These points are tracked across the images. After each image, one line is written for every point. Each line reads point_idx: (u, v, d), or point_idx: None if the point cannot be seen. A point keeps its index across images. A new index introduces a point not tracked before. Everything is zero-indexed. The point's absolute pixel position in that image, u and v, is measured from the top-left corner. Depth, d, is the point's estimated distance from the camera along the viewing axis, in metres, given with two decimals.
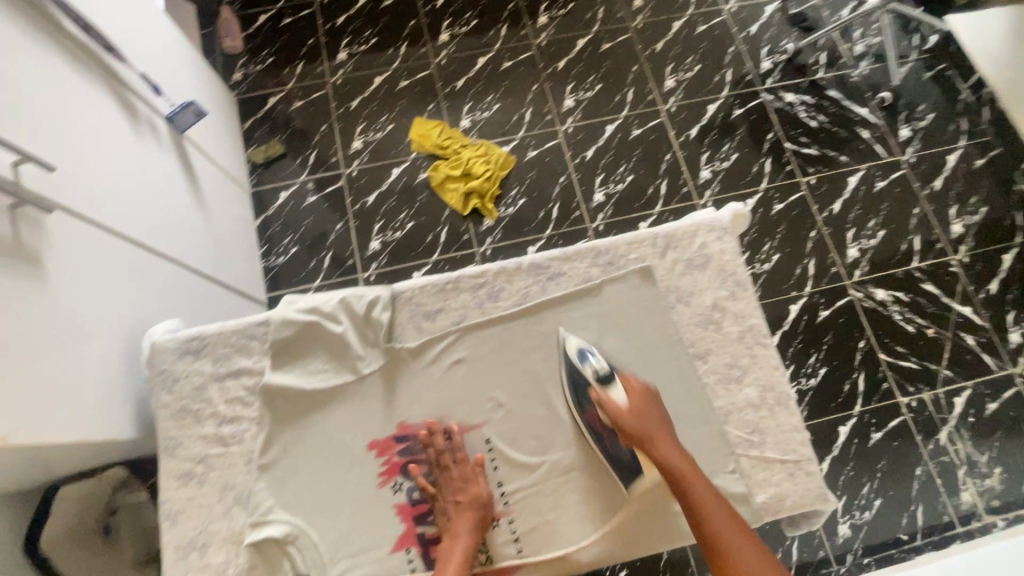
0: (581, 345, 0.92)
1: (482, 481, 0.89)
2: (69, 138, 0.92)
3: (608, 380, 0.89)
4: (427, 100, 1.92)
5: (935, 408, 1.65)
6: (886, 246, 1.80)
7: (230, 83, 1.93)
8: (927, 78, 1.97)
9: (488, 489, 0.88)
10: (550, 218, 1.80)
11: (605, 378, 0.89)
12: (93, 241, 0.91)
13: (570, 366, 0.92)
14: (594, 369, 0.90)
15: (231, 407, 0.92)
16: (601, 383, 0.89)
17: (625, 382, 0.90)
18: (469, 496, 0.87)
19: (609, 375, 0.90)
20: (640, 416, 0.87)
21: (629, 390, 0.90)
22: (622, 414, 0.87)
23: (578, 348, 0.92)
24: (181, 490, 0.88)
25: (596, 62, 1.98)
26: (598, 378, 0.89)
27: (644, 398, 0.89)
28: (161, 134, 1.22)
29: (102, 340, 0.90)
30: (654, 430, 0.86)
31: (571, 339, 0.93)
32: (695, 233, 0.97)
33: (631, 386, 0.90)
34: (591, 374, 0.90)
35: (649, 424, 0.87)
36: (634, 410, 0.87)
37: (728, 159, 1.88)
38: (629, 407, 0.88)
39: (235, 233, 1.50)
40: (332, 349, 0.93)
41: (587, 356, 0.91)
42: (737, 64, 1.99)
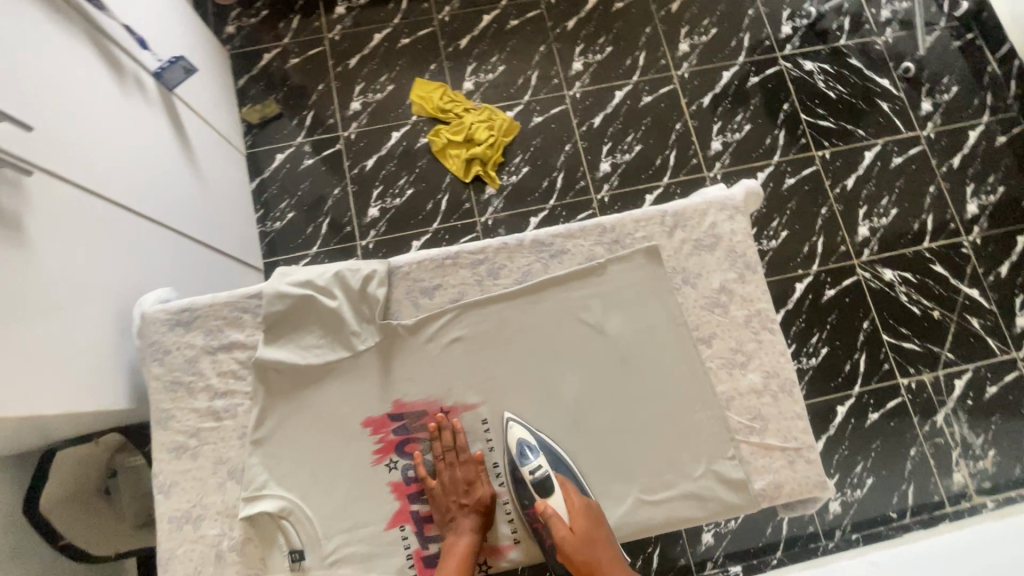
0: (521, 440, 0.88)
1: (484, 482, 0.89)
2: (50, 97, 0.88)
3: (548, 488, 0.87)
4: (429, 59, 1.83)
5: (935, 390, 1.64)
6: (898, 225, 1.75)
7: (223, 37, 1.85)
8: (955, 48, 1.87)
9: (490, 491, 0.89)
10: (554, 188, 1.75)
11: (544, 486, 0.87)
12: (78, 207, 0.88)
13: (515, 465, 0.88)
14: (533, 472, 0.87)
15: (224, 381, 0.90)
16: (542, 491, 0.87)
17: (568, 496, 0.87)
18: (472, 498, 0.88)
19: (547, 482, 0.87)
20: (586, 543, 0.85)
21: (572, 507, 0.86)
22: (567, 539, 0.85)
23: (519, 445, 0.88)
24: (175, 463, 0.88)
25: (608, 22, 1.88)
26: (537, 482, 0.87)
27: (591, 519, 0.86)
28: (149, 92, 1.16)
29: (91, 309, 0.88)
30: (599, 553, 0.86)
31: (513, 426, 0.89)
32: (706, 212, 0.93)
33: (574, 502, 0.86)
34: (533, 480, 0.87)
35: (593, 548, 0.86)
36: (580, 535, 0.85)
37: (741, 131, 1.81)
38: (575, 535, 0.85)
39: (230, 196, 1.46)
40: (326, 324, 0.90)
41: (528, 456, 0.87)
42: (756, 28, 1.89)
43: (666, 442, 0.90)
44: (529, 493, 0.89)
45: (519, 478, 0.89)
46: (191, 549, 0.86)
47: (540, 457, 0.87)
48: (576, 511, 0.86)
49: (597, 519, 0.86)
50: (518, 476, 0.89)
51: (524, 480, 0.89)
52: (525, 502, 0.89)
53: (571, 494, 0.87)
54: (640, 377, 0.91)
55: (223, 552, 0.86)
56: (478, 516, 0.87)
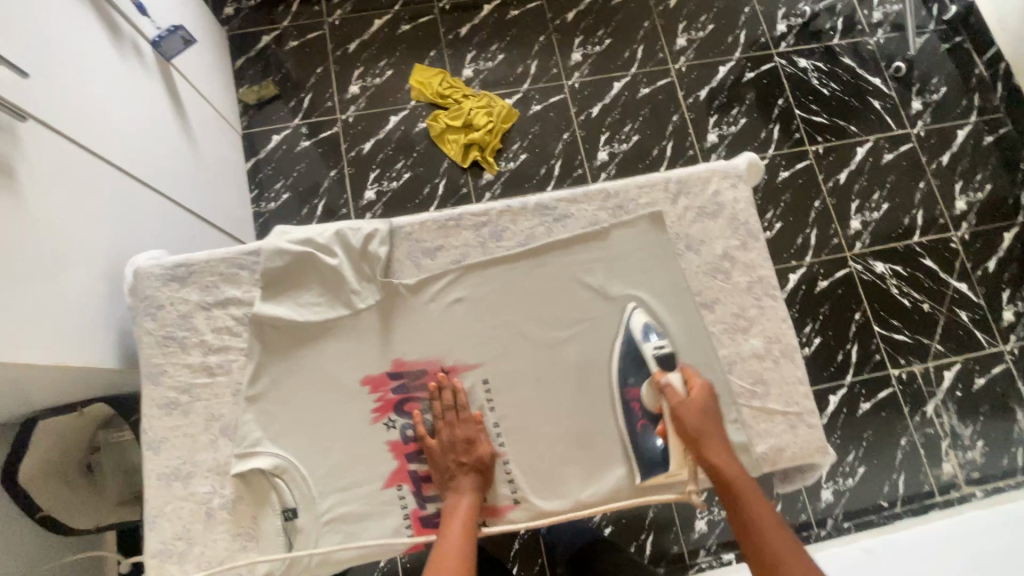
0: (645, 323, 0.90)
1: (485, 442, 0.86)
2: (45, 47, 0.86)
3: (667, 364, 0.89)
4: (429, 46, 1.84)
5: (925, 381, 1.66)
6: (889, 220, 1.78)
7: (221, 18, 1.83)
8: (943, 51, 1.92)
9: (492, 450, 0.86)
10: (551, 175, 1.75)
11: (665, 362, 0.89)
12: (70, 161, 0.86)
13: (630, 342, 0.90)
14: (655, 349, 0.89)
15: (218, 337, 0.88)
16: (662, 366, 0.88)
17: (688, 375, 0.87)
18: (472, 458, 0.85)
19: (671, 357, 0.89)
20: (704, 415, 0.84)
21: (689, 383, 0.86)
22: (684, 404, 0.85)
23: (642, 325, 0.90)
24: (165, 420, 0.85)
25: (606, 16, 1.89)
26: (659, 358, 0.88)
27: (707, 397, 0.85)
28: (145, 57, 1.14)
29: (80, 264, 0.85)
30: (711, 432, 0.84)
31: (637, 315, 0.90)
32: (709, 180, 0.93)
33: (692, 381, 0.86)
34: (652, 354, 0.88)
35: (708, 424, 0.84)
36: (697, 406, 0.85)
37: (736, 124, 1.83)
38: (694, 402, 0.85)
39: (223, 171, 1.44)
40: (326, 283, 0.89)
41: (651, 334, 0.89)
42: (752, 26, 1.92)
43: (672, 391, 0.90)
44: (643, 371, 0.89)
45: (631, 354, 0.90)
46: (179, 508, 0.83)
47: (662, 338, 0.90)
48: (697, 381, 0.86)
49: (711, 404, 0.86)
50: (631, 356, 0.90)
51: (642, 358, 0.89)
52: (628, 381, 0.90)
53: (691, 373, 0.87)
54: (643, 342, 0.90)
55: (213, 510, 0.83)
56: (478, 476, 0.84)
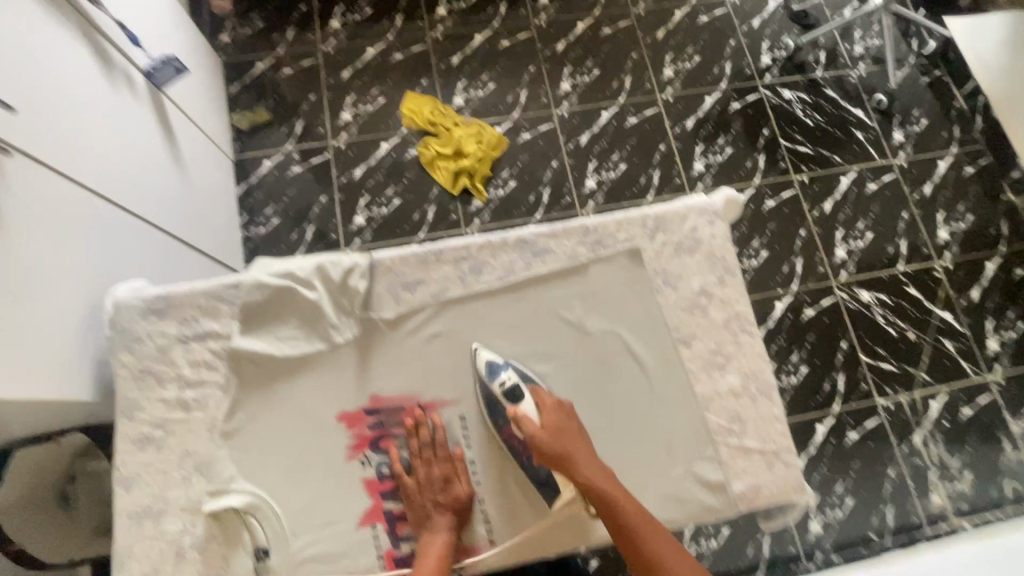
0: (489, 359, 0.88)
1: (462, 481, 0.86)
2: (33, 80, 0.87)
3: (517, 396, 0.86)
4: (421, 74, 1.87)
5: (911, 410, 1.67)
6: (873, 248, 1.80)
7: (216, 45, 1.86)
8: (923, 84, 1.97)
9: (469, 490, 0.86)
10: (540, 202, 1.77)
11: (513, 394, 0.86)
12: (52, 192, 0.86)
13: (484, 383, 0.88)
14: (503, 384, 0.86)
15: (195, 371, 0.87)
16: (512, 399, 0.86)
17: (538, 400, 0.87)
18: (448, 497, 0.85)
19: (517, 390, 0.86)
20: (561, 439, 0.83)
21: (541, 407, 0.86)
22: (539, 434, 0.83)
23: (488, 362, 0.88)
24: (139, 455, 0.84)
25: (595, 47, 1.94)
26: (507, 392, 0.86)
27: (560, 415, 0.85)
28: (136, 86, 1.16)
29: (61, 296, 0.85)
30: (574, 449, 0.83)
31: (481, 353, 0.89)
32: (687, 215, 0.95)
33: (542, 402, 0.87)
34: (503, 391, 0.86)
35: (575, 444, 0.83)
36: (552, 430, 0.84)
37: (722, 154, 1.87)
38: (547, 430, 0.83)
39: (213, 197, 1.45)
40: (304, 317, 0.89)
41: (497, 371, 0.87)
42: (737, 58, 1.97)
43: (637, 442, 0.89)
44: (500, 410, 0.87)
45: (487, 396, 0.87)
46: (150, 547, 0.81)
47: (509, 369, 0.88)
48: (547, 406, 0.86)
49: (569, 415, 0.86)
50: (487, 397, 0.88)
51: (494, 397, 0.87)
52: (497, 420, 0.88)
53: (541, 397, 0.87)
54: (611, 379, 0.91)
55: (184, 549, 0.82)
56: (453, 517, 0.84)
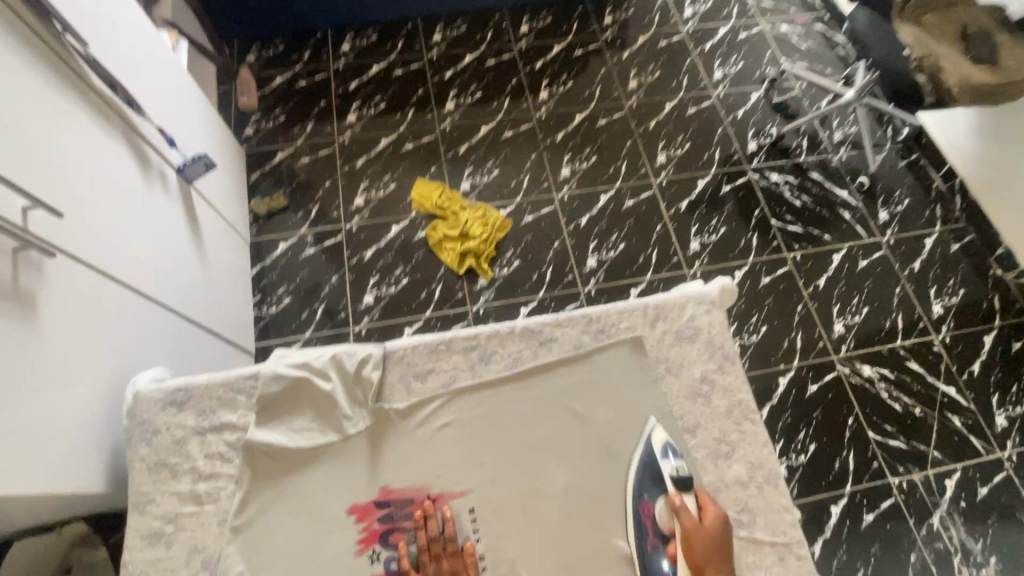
0: (665, 442, 0.92)
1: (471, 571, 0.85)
2: (83, 186, 0.96)
3: (685, 485, 0.87)
4: (431, 162, 2.00)
5: (927, 489, 1.63)
6: (871, 323, 1.84)
7: (241, 137, 2.02)
8: (902, 166, 2.09)
9: None
10: (543, 281, 1.83)
11: (683, 484, 0.87)
12: (90, 287, 0.92)
13: (651, 459, 0.91)
14: (674, 471, 0.88)
15: (210, 464, 0.90)
16: (679, 487, 0.87)
17: (703, 502, 0.85)
18: None
19: (686, 481, 0.87)
20: (716, 544, 0.81)
21: (705, 510, 0.84)
22: (694, 532, 0.82)
23: (662, 443, 0.92)
24: (148, 552, 0.85)
25: (592, 136, 2.09)
26: (677, 479, 0.88)
27: (722, 527, 0.83)
28: (169, 183, 1.26)
29: (84, 389, 0.89)
30: (720, 563, 0.80)
31: (658, 432, 0.93)
32: (685, 305, 1.00)
33: (708, 508, 0.84)
34: (671, 476, 0.88)
35: (717, 555, 0.81)
36: (709, 536, 0.82)
37: (716, 233, 1.95)
38: (706, 529, 0.82)
39: (229, 281, 1.51)
40: (318, 408, 0.93)
41: (669, 455, 0.90)
42: (725, 144, 2.11)
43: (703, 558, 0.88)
44: (660, 488, 0.89)
45: (655, 472, 0.90)
46: None
47: (682, 460, 0.90)
48: (711, 508, 0.84)
49: (726, 538, 0.82)
50: (653, 475, 0.90)
51: (660, 477, 0.89)
52: (643, 497, 0.89)
53: (707, 500, 0.86)
54: (646, 493, 0.89)
55: None
56: None
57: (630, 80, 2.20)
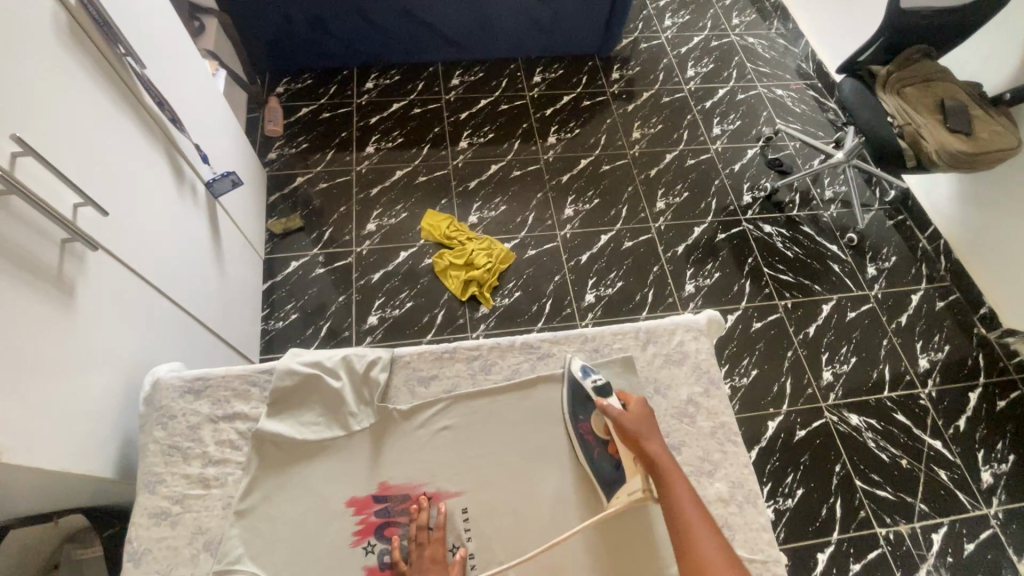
0: (582, 365, 1.00)
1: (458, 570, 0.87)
2: (126, 190, 1.04)
3: (606, 393, 0.95)
4: (441, 195, 2.11)
5: (913, 542, 1.64)
6: (858, 373, 1.89)
7: (264, 160, 2.13)
8: (889, 225, 2.19)
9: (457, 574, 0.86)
10: (542, 312, 1.90)
11: (603, 392, 0.95)
12: (124, 281, 1.00)
13: (575, 383, 0.99)
14: (593, 385, 0.95)
15: (220, 450, 0.97)
16: (600, 396, 0.94)
17: (625, 399, 0.94)
18: None
19: (605, 390, 0.95)
20: (642, 424, 0.89)
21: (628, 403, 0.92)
22: (624, 416, 0.89)
23: (581, 367, 1.00)
24: (153, 530, 0.90)
25: (596, 180, 2.21)
26: (597, 390, 0.95)
27: (647, 413, 0.91)
28: (198, 195, 1.35)
29: (109, 372, 0.95)
30: (650, 436, 0.87)
31: (575, 361, 1.01)
32: (674, 331, 1.08)
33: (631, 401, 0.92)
34: (592, 389, 0.95)
35: (648, 430, 0.88)
36: (636, 417, 0.89)
37: (711, 278, 2.03)
38: (632, 415, 0.90)
39: (242, 292, 1.58)
40: (327, 404, 0.99)
41: (589, 373, 0.98)
42: (721, 195, 2.22)
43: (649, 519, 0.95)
44: (590, 408, 0.98)
45: (577, 392, 0.99)
46: None
47: (599, 376, 0.97)
48: (633, 399, 0.92)
49: (651, 420, 0.90)
50: (577, 395, 0.99)
51: (584, 395, 0.98)
52: (580, 418, 0.98)
53: (630, 395, 0.94)
54: (579, 413, 0.99)
55: None
56: None
57: (634, 131, 2.34)
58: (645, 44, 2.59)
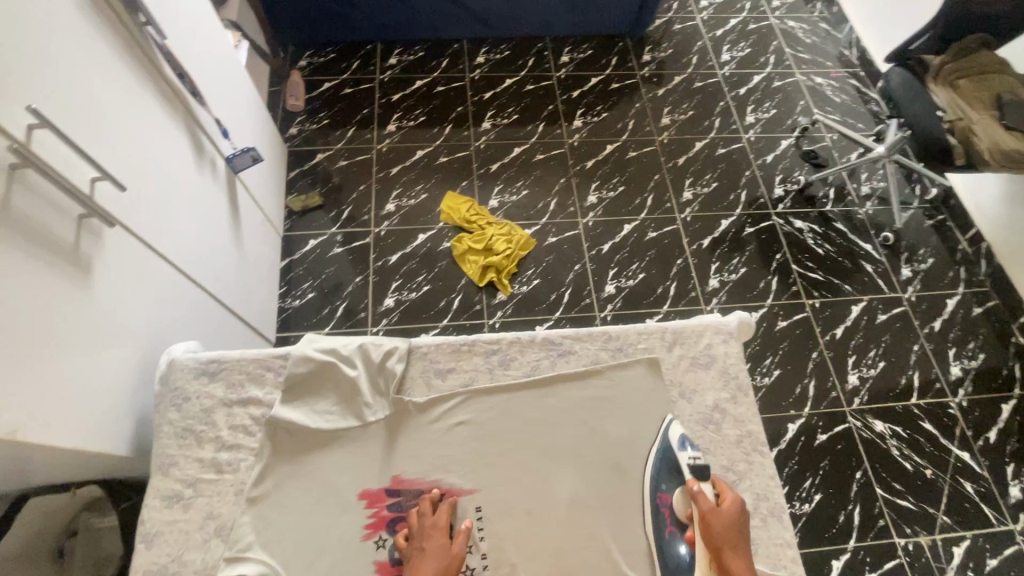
0: (682, 436, 0.95)
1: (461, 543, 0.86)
2: (144, 165, 1.02)
3: (703, 474, 0.91)
4: (462, 177, 2.06)
5: (933, 555, 1.59)
6: (886, 378, 1.83)
7: (285, 136, 2.11)
8: (928, 225, 2.09)
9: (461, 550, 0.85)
10: (561, 301, 1.86)
11: (700, 472, 0.91)
12: (142, 258, 0.99)
13: (669, 450, 0.95)
14: (691, 460, 0.93)
15: (233, 435, 0.96)
16: (696, 476, 0.91)
17: (720, 489, 0.90)
18: (438, 548, 0.85)
19: (703, 471, 0.91)
20: (734, 524, 0.86)
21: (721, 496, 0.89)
22: (712, 511, 0.86)
23: (679, 436, 0.95)
24: (166, 512, 0.90)
25: (621, 166, 2.14)
26: (694, 468, 0.92)
27: (738, 512, 0.87)
28: (218, 171, 1.33)
29: (125, 350, 0.95)
30: (735, 543, 0.84)
31: (674, 426, 0.96)
32: (703, 333, 1.04)
33: (723, 493, 0.89)
34: (688, 466, 0.92)
35: (734, 534, 0.84)
36: (726, 517, 0.86)
37: (736, 273, 1.97)
38: (726, 511, 0.86)
39: (260, 270, 1.57)
40: (341, 393, 0.98)
41: (687, 446, 0.94)
42: (752, 187, 2.14)
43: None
44: (677, 480, 0.93)
45: (666, 461, 0.94)
46: None
47: (698, 452, 0.94)
48: (728, 494, 0.89)
49: (740, 523, 0.86)
50: (667, 463, 0.94)
51: (676, 467, 0.94)
52: (660, 488, 0.92)
53: (724, 488, 0.90)
54: (662, 483, 0.93)
55: None
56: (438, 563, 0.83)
57: (664, 116, 2.26)
58: (679, 24, 2.48)
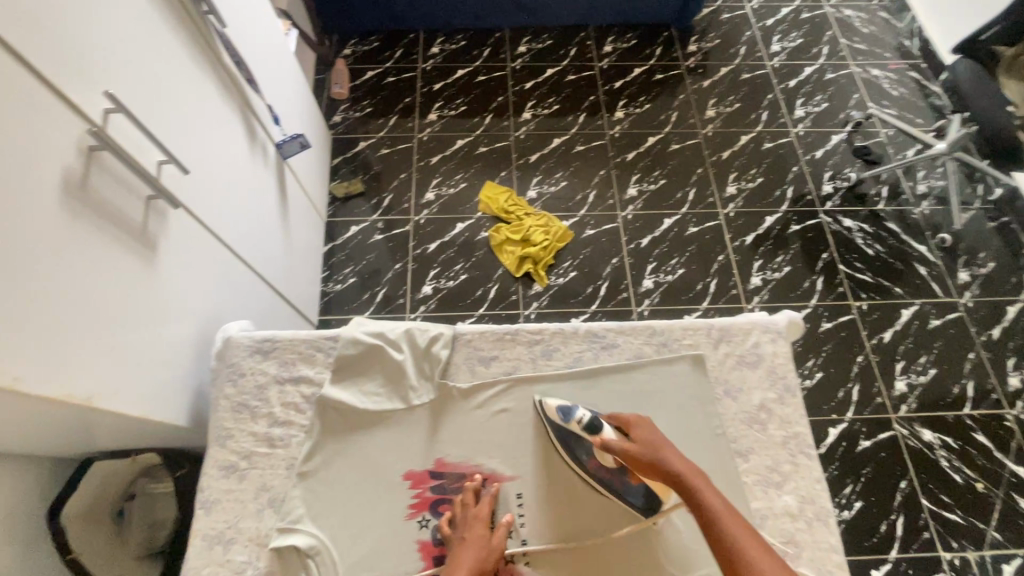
0: (559, 405, 0.95)
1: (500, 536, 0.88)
2: (205, 150, 1.06)
3: (597, 427, 0.91)
4: (502, 167, 2.07)
5: (981, 571, 1.53)
6: (937, 386, 1.75)
7: (329, 123, 2.15)
8: (990, 228, 1.98)
9: (501, 542, 0.88)
10: (597, 295, 1.85)
11: (593, 427, 0.91)
12: (201, 238, 1.03)
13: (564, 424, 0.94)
14: (580, 422, 0.92)
15: (285, 412, 1.00)
16: (593, 432, 0.91)
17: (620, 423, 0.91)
18: (479, 539, 0.87)
19: (594, 422, 0.92)
20: (650, 441, 0.86)
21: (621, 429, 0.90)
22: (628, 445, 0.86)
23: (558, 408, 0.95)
24: (222, 481, 0.95)
25: (662, 159, 2.10)
26: (587, 428, 0.91)
27: (645, 429, 0.89)
28: (269, 156, 1.37)
29: (184, 326, 0.99)
30: (662, 447, 0.86)
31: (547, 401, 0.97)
32: (750, 331, 1.02)
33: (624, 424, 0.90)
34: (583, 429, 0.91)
35: (651, 443, 0.86)
36: (639, 438, 0.87)
37: (780, 271, 1.91)
38: (636, 440, 0.87)
39: (305, 254, 1.61)
40: (388, 376, 1.01)
41: (570, 412, 0.93)
42: (799, 183, 2.07)
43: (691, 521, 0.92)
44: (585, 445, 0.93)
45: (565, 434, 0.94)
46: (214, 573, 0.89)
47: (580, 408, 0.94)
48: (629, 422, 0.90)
49: (653, 432, 0.88)
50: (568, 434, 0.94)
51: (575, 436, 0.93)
52: (581, 458, 0.94)
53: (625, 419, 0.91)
54: (578, 452, 0.94)
55: None
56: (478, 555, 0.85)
57: (708, 108, 2.20)
58: (727, 14, 2.40)
